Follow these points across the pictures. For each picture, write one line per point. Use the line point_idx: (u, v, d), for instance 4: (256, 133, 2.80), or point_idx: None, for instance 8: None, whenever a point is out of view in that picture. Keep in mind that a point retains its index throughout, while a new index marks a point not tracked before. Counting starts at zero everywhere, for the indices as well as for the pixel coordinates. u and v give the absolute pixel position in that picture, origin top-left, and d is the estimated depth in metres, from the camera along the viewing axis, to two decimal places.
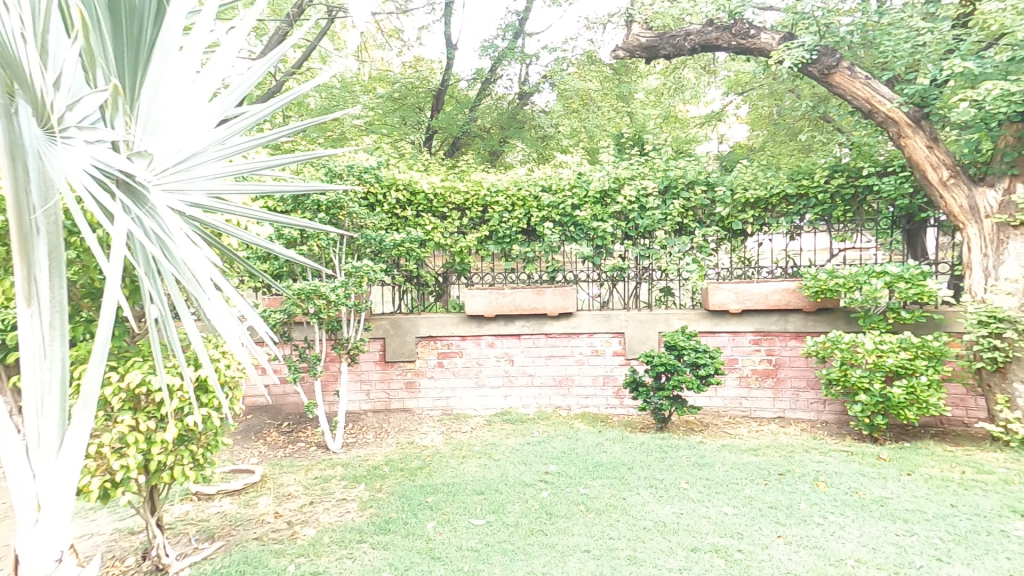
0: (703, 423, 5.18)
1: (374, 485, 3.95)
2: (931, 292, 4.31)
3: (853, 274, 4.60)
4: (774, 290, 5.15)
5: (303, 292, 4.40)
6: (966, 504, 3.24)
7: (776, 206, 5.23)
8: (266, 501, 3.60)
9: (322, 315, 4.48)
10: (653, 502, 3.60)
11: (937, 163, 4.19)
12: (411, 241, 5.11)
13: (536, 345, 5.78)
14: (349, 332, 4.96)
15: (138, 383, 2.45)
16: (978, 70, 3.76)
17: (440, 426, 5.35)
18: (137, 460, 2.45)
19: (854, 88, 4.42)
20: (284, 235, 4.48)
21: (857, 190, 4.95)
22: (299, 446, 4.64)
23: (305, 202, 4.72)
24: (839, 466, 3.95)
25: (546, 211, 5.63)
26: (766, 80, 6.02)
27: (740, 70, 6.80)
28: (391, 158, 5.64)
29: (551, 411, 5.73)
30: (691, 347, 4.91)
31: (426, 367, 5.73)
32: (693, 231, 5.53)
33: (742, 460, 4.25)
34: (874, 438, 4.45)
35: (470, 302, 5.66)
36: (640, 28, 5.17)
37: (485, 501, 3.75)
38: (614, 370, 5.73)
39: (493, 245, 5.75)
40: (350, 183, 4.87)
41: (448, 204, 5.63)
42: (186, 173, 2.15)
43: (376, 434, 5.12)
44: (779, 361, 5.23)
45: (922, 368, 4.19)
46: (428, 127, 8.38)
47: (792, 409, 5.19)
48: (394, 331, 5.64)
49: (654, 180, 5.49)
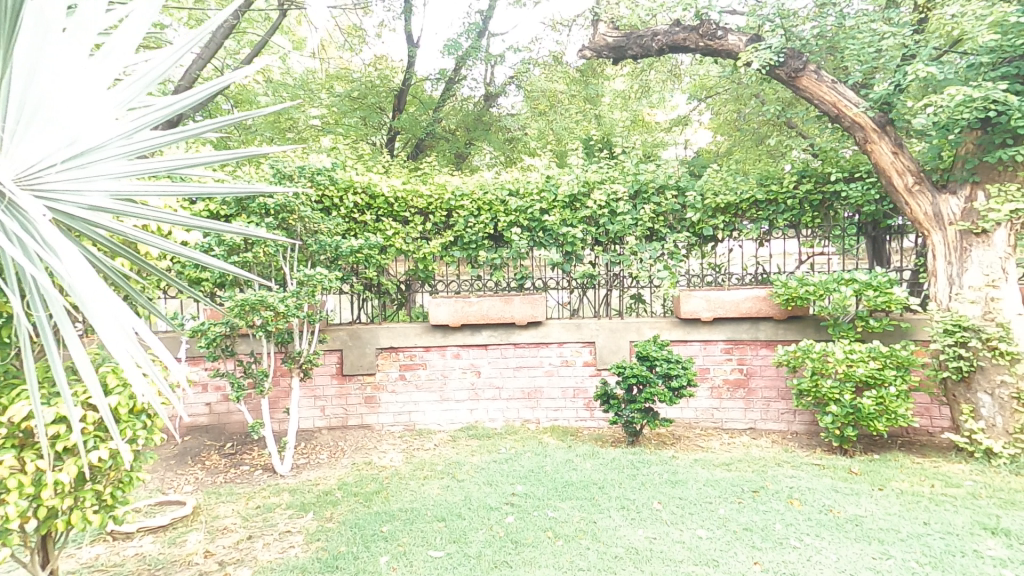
0: (675, 436, 5.04)
1: (324, 514, 3.58)
2: (898, 300, 4.25)
3: (823, 282, 4.52)
4: (745, 297, 5.06)
5: (248, 303, 3.94)
6: (938, 522, 3.15)
7: (745, 212, 5.15)
8: (196, 538, 3.20)
9: (270, 328, 4.07)
10: (625, 526, 3.39)
11: (901, 169, 4.16)
12: (369, 246, 4.79)
13: (503, 356, 5.54)
14: (300, 345, 4.57)
15: (24, 416, 2.02)
16: (942, 76, 3.74)
17: (401, 444, 5.02)
18: (20, 508, 2.03)
19: (821, 91, 4.36)
20: (226, 241, 4.09)
21: (825, 197, 4.91)
22: (242, 471, 4.22)
23: (252, 206, 4.28)
24: (812, 481, 3.84)
25: (513, 216, 5.41)
26: (732, 85, 6.01)
27: (706, 75, 6.79)
28: (348, 157, 5.31)
29: (519, 425, 5.49)
30: (662, 357, 4.76)
31: (386, 380, 5.40)
32: (664, 237, 5.40)
33: (714, 476, 4.10)
34: (845, 450, 4.38)
35: (433, 311, 5.39)
36: (606, 27, 5.10)
37: (445, 529, 3.42)
38: (585, 381, 5.53)
39: (458, 250, 5.49)
40: (303, 184, 4.47)
41: (410, 208, 5.34)
42: (81, 171, 1.74)
43: (330, 454, 4.74)
44: (750, 371, 5.13)
45: (891, 378, 4.14)
46: (391, 128, 8.07)
47: (763, 420, 5.10)
48: (352, 342, 5.28)
49: (623, 184, 5.36)
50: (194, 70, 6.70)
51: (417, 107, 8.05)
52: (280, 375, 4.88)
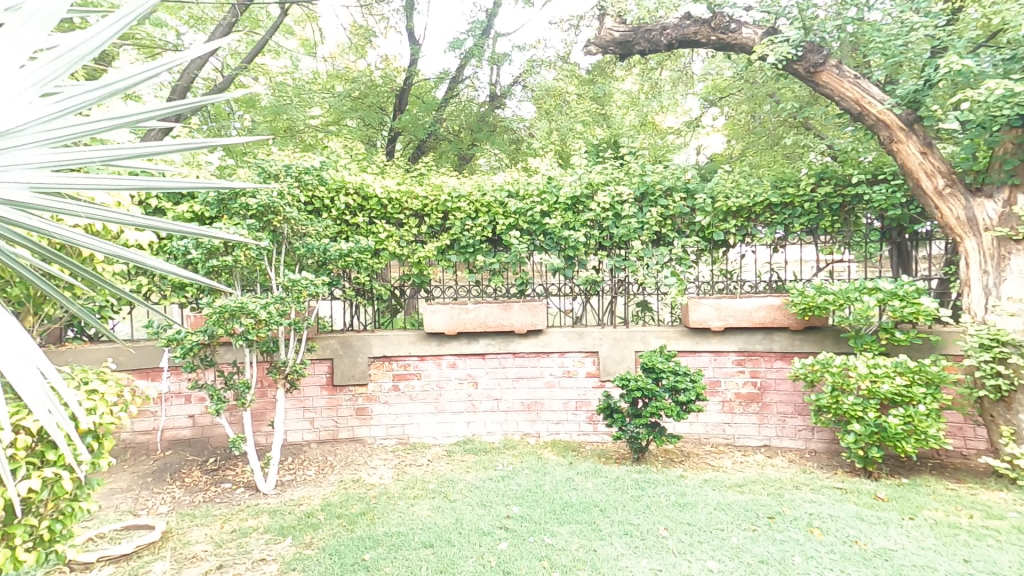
0: (683, 453, 4.73)
1: (302, 539, 3.28)
2: (928, 312, 3.92)
3: (844, 290, 4.19)
4: (758, 306, 4.75)
5: (228, 310, 3.68)
6: (980, 560, 2.81)
7: (759, 214, 4.84)
8: (162, 566, 2.92)
9: (252, 336, 3.83)
10: (627, 556, 3.08)
11: (931, 171, 3.83)
12: (360, 250, 4.55)
13: (502, 366, 5.29)
14: (285, 355, 4.33)
15: None
16: (979, 68, 3.41)
17: (393, 459, 4.75)
18: None
19: (842, 88, 4.06)
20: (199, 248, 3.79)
21: (845, 199, 4.57)
22: (224, 488, 3.95)
23: (233, 206, 3.95)
24: (834, 507, 3.51)
25: (512, 219, 5.16)
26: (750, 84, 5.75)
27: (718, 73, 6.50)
28: (341, 157, 5.09)
29: (518, 440, 5.21)
30: (669, 370, 4.47)
31: (379, 391, 5.15)
32: (672, 242, 5.12)
33: (726, 499, 3.78)
34: (869, 472, 4.05)
35: (429, 319, 5.14)
36: (613, 22, 4.77)
37: (433, 557, 3.10)
38: (587, 394, 5.26)
39: (454, 254, 5.26)
40: (289, 183, 4.19)
41: (404, 210, 5.12)
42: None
43: (319, 470, 4.49)
44: (764, 384, 4.82)
45: (920, 396, 3.80)
46: (391, 128, 7.85)
47: (778, 437, 4.78)
48: (343, 351, 5.04)
49: (629, 185, 5.09)
50: (192, 69, 6.57)
51: (419, 107, 7.83)
52: (266, 387, 4.64)
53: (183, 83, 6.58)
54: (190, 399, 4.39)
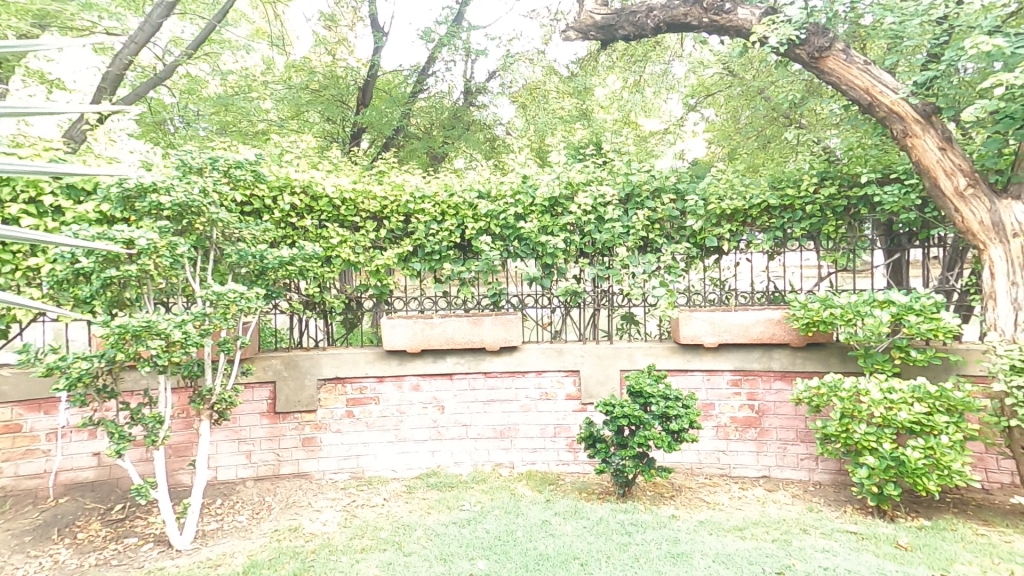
0: (674, 487, 4.20)
1: None
2: (949, 328, 3.43)
3: (853, 304, 3.72)
4: (756, 320, 4.30)
5: (130, 330, 2.95)
6: None
7: (755, 218, 4.38)
8: None
9: (162, 361, 3.14)
10: None
11: (951, 169, 3.41)
12: (305, 258, 3.93)
13: (472, 387, 4.72)
14: (211, 380, 3.66)
15: None
16: (1014, 46, 2.96)
17: (343, 499, 4.10)
18: None
19: (851, 75, 3.61)
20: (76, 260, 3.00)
21: (851, 202, 4.11)
22: (127, 546, 3.23)
23: (141, 204, 3.22)
24: (852, 558, 2.99)
25: (482, 222, 4.61)
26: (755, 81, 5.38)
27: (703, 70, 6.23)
28: (287, 152, 4.48)
29: (488, 471, 4.63)
30: (658, 394, 3.94)
31: (330, 418, 4.51)
32: (660, 248, 4.64)
33: (727, 547, 3.22)
34: (884, 511, 3.57)
35: (388, 335, 4.54)
36: (594, 4, 4.32)
37: None
38: (567, 418, 4.71)
39: (417, 262, 4.69)
40: (215, 178, 3.52)
41: (360, 212, 4.53)
42: None
43: (253, 514, 3.82)
44: (763, 407, 4.33)
45: (943, 425, 3.32)
46: (356, 124, 7.21)
47: (778, 467, 4.28)
48: (288, 372, 4.39)
49: (613, 186, 4.60)
50: (125, 56, 5.96)
51: (386, 102, 7.23)
52: (191, 418, 3.95)
53: (115, 71, 5.95)
54: (88, 435, 3.72)
